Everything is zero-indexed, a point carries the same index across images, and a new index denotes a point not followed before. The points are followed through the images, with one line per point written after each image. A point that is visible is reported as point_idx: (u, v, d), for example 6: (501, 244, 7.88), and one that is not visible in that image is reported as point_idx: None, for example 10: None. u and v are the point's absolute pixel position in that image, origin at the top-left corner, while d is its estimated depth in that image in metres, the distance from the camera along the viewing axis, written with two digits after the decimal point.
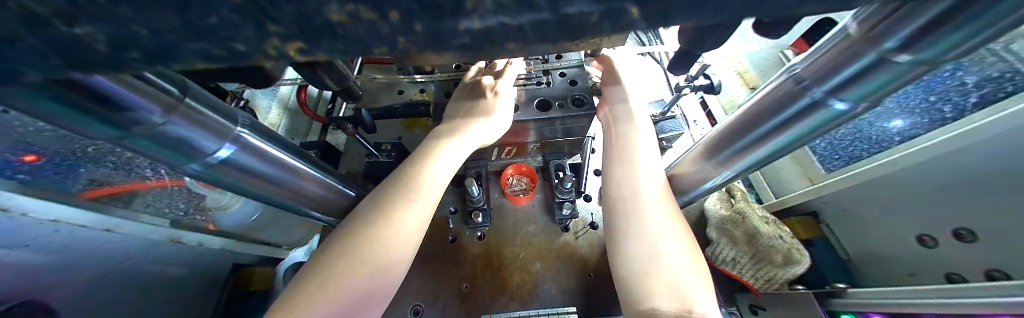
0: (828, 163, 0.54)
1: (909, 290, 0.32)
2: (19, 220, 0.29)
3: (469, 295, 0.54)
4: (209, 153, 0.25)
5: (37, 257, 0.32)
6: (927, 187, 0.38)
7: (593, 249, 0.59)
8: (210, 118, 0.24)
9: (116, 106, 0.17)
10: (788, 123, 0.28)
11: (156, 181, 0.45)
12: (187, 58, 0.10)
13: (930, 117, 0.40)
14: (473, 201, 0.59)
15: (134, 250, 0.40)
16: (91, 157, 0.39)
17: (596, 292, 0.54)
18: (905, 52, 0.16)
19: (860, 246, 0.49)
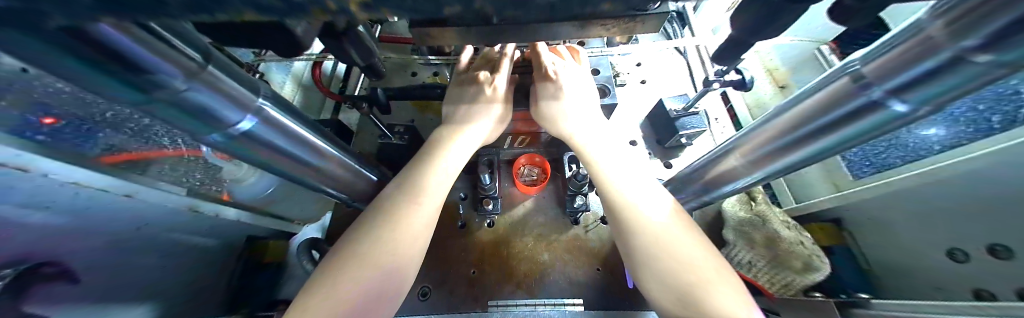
0: (859, 169, 0.53)
1: (947, 306, 0.30)
2: (39, 180, 0.28)
3: (476, 281, 0.55)
4: (231, 124, 0.25)
5: (67, 220, 0.33)
6: (968, 202, 0.36)
7: (602, 243, 0.58)
8: (234, 88, 0.23)
9: (135, 67, 0.16)
10: (836, 124, 0.26)
11: (174, 150, 0.45)
12: (235, 7, 0.09)
13: (976, 127, 0.37)
14: (485, 189, 0.58)
15: (152, 218, 0.40)
16: (111, 123, 0.39)
17: (604, 286, 0.54)
18: (988, 52, 0.14)
19: (882, 257, 0.47)
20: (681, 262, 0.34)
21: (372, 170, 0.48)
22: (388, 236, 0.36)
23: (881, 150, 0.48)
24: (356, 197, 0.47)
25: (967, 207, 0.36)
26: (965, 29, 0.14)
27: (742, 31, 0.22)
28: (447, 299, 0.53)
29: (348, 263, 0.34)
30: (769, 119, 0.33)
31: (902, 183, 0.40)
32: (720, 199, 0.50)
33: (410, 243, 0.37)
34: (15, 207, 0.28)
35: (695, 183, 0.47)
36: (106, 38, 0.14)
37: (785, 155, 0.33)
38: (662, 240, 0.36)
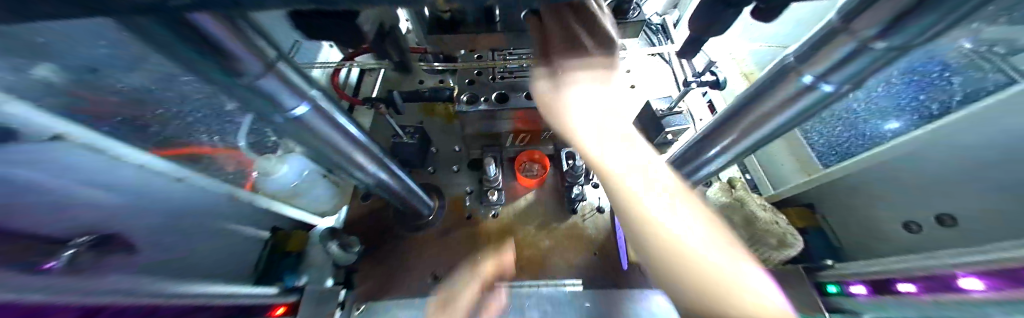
0: (826, 158, 0.55)
1: (900, 261, 0.33)
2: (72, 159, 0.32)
3: (482, 265, 0.59)
4: (288, 109, 0.28)
5: (104, 196, 0.37)
6: (935, 176, 0.40)
7: (598, 231, 0.63)
8: (294, 77, 0.27)
9: (230, 54, 0.20)
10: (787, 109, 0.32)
11: (214, 146, 0.50)
12: (363, 8, 0.15)
13: (920, 114, 0.42)
14: (490, 180, 0.64)
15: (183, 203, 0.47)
16: (164, 118, 0.42)
17: (601, 268, 0.58)
18: (881, 39, 0.20)
19: (855, 236, 0.51)
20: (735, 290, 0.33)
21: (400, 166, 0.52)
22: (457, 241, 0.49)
23: (845, 140, 0.53)
24: (378, 185, 0.51)
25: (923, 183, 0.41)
26: (866, 21, 0.20)
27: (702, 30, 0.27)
28: (457, 284, 0.57)
29: None
30: (728, 111, 0.39)
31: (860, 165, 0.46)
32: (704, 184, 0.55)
33: None
34: (61, 182, 0.33)
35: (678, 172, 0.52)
36: (211, 31, 0.18)
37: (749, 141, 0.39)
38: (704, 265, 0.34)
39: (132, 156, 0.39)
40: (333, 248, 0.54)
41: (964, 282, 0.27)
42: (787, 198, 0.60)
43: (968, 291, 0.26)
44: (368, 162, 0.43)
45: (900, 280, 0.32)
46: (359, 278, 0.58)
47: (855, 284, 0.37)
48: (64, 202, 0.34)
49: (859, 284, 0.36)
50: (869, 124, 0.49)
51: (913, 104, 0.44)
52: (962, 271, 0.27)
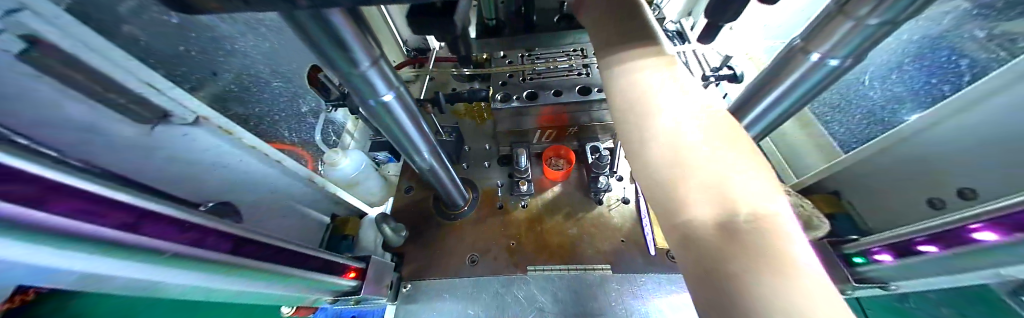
0: (848, 146, 0.59)
1: (921, 224, 0.36)
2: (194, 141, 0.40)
3: (515, 249, 0.64)
4: (380, 95, 0.35)
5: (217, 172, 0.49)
6: (953, 149, 0.44)
7: (624, 219, 0.66)
8: (387, 71, 0.34)
9: (356, 44, 0.27)
10: (800, 87, 0.36)
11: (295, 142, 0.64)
12: None
13: (932, 97, 0.46)
14: (521, 172, 0.70)
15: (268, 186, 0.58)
16: (263, 119, 0.56)
17: (629, 253, 0.61)
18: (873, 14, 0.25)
19: (881, 216, 0.55)
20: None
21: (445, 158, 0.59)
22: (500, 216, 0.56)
23: (865, 127, 0.57)
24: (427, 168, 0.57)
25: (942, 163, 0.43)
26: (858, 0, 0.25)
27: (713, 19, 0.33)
28: (492, 265, 0.63)
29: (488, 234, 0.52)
30: (742, 98, 0.44)
31: None
32: None
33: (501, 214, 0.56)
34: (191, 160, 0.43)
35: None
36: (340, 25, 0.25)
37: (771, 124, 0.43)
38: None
39: (234, 133, 0.50)
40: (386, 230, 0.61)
41: (975, 232, 0.30)
42: (812, 184, 0.64)
43: (981, 240, 0.29)
44: (426, 149, 0.50)
45: (920, 239, 0.35)
46: (405, 260, 0.64)
47: (878, 250, 0.41)
48: (177, 171, 0.44)
49: (884, 251, 0.40)
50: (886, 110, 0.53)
51: (925, 88, 0.47)
52: (975, 223, 0.30)
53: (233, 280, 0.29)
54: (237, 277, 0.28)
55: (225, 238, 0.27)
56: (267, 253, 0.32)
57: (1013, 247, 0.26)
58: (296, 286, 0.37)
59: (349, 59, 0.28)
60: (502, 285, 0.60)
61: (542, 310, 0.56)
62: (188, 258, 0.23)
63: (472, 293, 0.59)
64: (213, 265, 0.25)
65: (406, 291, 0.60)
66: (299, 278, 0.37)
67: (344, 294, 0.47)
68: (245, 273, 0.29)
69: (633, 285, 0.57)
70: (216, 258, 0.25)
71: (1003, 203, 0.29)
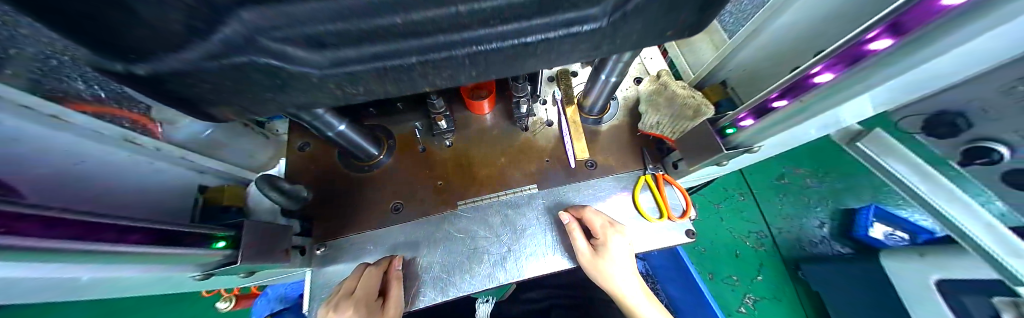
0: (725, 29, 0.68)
1: (784, 79, 0.40)
2: (32, 106, 0.34)
3: (443, 189, 0.63)
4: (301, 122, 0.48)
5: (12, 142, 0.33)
6: (829, 20, 0.47)
7: (548, 141, 0.67)
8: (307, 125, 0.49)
9: None
10: (685, 6, 0.31)
11: (135, 114, 0.45)
12: None
13: None
14: (435, 106, 0.60)
15: (82, 152, 0.41)
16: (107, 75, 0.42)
17: (555, 171, 0.64)
18: None
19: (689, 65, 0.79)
20: (582, 247, 0.53)
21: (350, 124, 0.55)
22: (353, 221, 0.60)
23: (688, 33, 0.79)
24: (327, 126, 0.51)
25: (679, 37, 0.39)
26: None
27: (551, 12, 0.29)
28: (418, 207, 0.61)
29: (364, 224, 0.60)
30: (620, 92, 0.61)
31: (777, 30, 0.53)
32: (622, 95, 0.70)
33: (361, 222, 0.60)
34: None
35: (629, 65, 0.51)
36: None
37: (640, 31, 0.35)
38: (599, 260, 0.53)
39: (17, 101, 0.32)
40: (275, 196, 0.53)
41: (816, 76, 0.34)
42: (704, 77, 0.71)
43: (820, 83, 0.34)
44: (326, 112, 0.47)
45: (816, 70, 0.34)
46: (314, 221, 0.60)
47: (744, 117, 0.46)
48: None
49: (747, 118, 0.45)
50: None
51: None
52: (864, 48, 0.29)
53: (50, 266, 0.24)
54: (60, 260, 0.24)
55: (38, 218, 0.23)
56: (114, 235, 0.28)
57: (857, 79, 0.30)
58: (172, 263, 0.33)
59: (186, 26, 0.22)
60: (434, 226, 0.59)
61: (476, 236, 0.57)
62: (23, 250, 0.21)
63: (404, 240, 0.57)
64: (25, 252, 0.21)
65: (321, 253, 0.57)
66: (169, 256, 0.32)
67: (220, 266, 0.39)
68: (70, 258, 0.24)
69: (560, 198, 0.61)
70: (23, 243, 0.21)
71: (843, 39, 0.31)
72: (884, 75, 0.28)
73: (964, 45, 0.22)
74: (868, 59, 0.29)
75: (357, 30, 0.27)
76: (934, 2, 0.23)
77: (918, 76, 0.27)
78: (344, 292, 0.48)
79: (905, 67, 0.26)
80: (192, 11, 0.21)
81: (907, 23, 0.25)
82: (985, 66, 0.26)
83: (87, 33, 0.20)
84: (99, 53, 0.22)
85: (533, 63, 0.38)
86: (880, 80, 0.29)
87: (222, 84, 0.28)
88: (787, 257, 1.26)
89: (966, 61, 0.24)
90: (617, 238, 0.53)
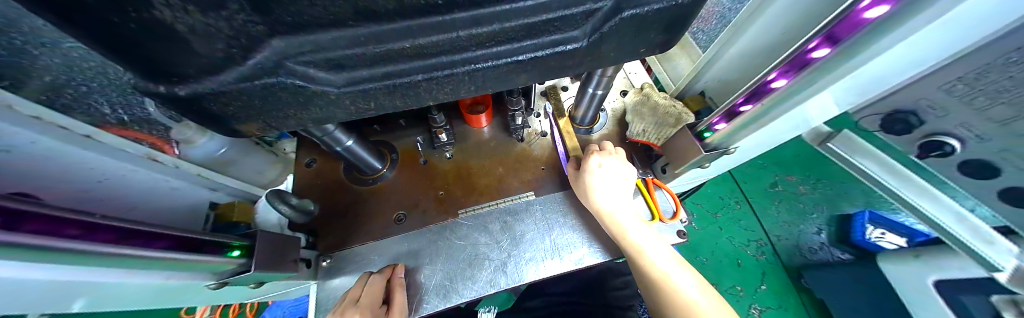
0: (702, 44, 0.74)
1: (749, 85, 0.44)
2: (56, 127, 0.37)
3: (444, 199, 0.66)
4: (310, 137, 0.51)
5: (37, 156, 0.36)
6: (786, 38, 0.53)
7: (544, 150, 0.71)
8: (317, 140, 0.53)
9: None
10: (651, 28, 0.37)
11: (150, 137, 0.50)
12: None
13: None
14: (435, 120, 0.64)
15: (106, 169, 0.44)
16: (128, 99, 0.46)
17: (550, 179, 0.68)
18: None
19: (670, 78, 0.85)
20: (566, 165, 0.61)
21: (356, 138, 0.58)
22: (358, 231, 0.63)
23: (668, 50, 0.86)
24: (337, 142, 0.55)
25: (652, 54, 0.44)
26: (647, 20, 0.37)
27: (537, 35, 0.34)
28: (422, 217, 0.64)
29: (369, 235, 0.62)
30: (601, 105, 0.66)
31: (743, 45, 0.59)
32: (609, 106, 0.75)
33: (367, 233, 0.62)
34: (18, 131, 0.33)
35: (613, 79, 0.57)
36: None
37: (616, 49, 0.40)
38: (584, 179, 0.58)
39: (55, 122, 0.37)
40: (284, 209, 0.55)
41: (773, 82, 0.39)
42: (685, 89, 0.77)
43: (777, 88, 0.38)
44: (336, 129, 0.51)
45: (771, 78, 0.39)
46: (320, 234, 0.63)
47: (717, 121, 0.50)
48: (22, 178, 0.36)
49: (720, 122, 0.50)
50: (726, 8, 0.65)
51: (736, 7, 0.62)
52: (808, 56, 0.34)
53: (73, 264, 0.26)
54: (90, 260, 0.26)
55: (75, 222, 0.26)
56: (124, 240, 0.29)
57: (807, 84, 0.35)
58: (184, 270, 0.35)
59: (226, 53, 0.26)
60: (435, 234, 0.60)
61: (477, 243, 0.59)
62: (53, 249, 0.23)
63: (405, 249, 0.59)
64: (58, 251, 0.23)
65: (327, 264, 0.58)
66: (183, 263, 0.34)
67: (234, 274, 0.42)
68: (99, 257, 0.26)
69: (556, 204, 0.63)
70: (47, 244, 0.22)
71: (789, 50, 0.37)
72: (829, 77, 0.32)
73: (887, 51, 0.27)
74: (814, 65, 0.33)
75: (371, 54, 0.31)
76: (855, 17, 0.28)
77: (855, 79, 0.32)
78: (350, 300, 0.50)
79: (846, 69, 0.30)
80: (232, 40, 0.25)
81: (838, 34, 0.30)
82: (913, 68, 0.31)
83: (136, 58, 0.24)
84: (147, 78, 0.26)
85: (524, 78, 0.42)
86: (825, 82, 0.33)
87: (249, 103, 0.32)
88: (788, 266, 1.26)
89: (890, 64, 0.29)
90: (602, 157, 0.58)
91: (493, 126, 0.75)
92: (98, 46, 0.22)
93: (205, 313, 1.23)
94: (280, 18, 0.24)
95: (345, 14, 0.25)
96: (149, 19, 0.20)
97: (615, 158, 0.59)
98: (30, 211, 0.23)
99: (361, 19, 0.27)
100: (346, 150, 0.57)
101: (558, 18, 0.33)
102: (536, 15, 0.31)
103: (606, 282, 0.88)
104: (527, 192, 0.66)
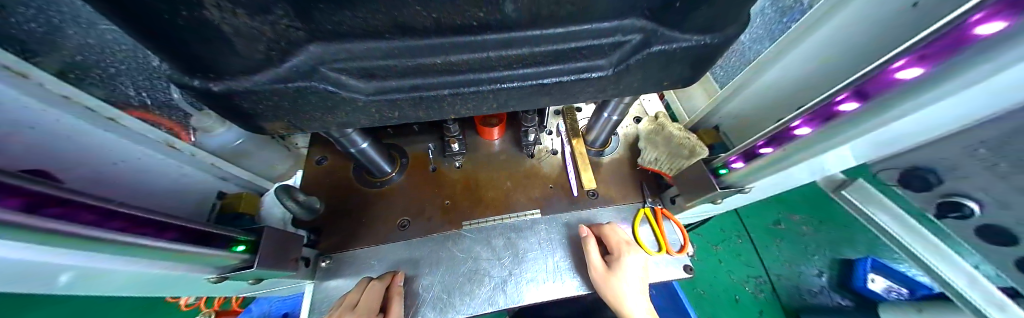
0: (719, 79, 0.76)
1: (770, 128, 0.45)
2: (67, 102, 0.37)
3: (450, 209, 0.65)
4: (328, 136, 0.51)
5: (54, 132, 0.36)
6: (807, 83, 0.53)
7: (554, 168, 0.71)
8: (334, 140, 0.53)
9: None
10: (676, 65, 0.38)
11: (169, 124, 0.50)
12: None
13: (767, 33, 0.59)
14: (450, 130, 0.64)
15: (121, 150, 0.45)
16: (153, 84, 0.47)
17: (558, 198, 0.67)
18: None
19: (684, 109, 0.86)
20: (596, 261, 0.55)
21: (371, 141, 0.59)
22: (359, 235, 0.62)
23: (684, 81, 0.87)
24: (352, 144, 0.55)
25: (674, 88, 0.45)
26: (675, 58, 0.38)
27: (564, 61, 0.35)
28: (426, 226, 0.63)
29: (370, 239, 0.61)
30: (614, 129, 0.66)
31: (762, 85, 0.60)
32: (621, 130, 0.76)
33: (370, 237, 0.62)
34: (31, 101, 0.33)
35: (630, 106, 0.57)
36: None
37: (639, 82, 0.41)
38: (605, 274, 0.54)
39: (78, 101, 0.38)
40: (291, 205, 0.55)
41: (796, 129, 0.39)
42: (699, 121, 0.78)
43: (801, 135, 0.39)
44: (353, 131, 0.52)
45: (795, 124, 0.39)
46: (322, 233, 0.62)
47: (734, 160, 0.51)
48: (40, 152, 0.36)
49: (739, 160, 0.50)
50: (746, 47, 0.66)
51: (755, 46, 0.63)
52: (835, 109, 0.34)
53: (79, 249, 0.25)
54: (99, 247, 0.26)
55: (93, 207, 0.26)
56: (136, 228, 0.29)
57: (832, 134, 0.35)
58: (190, 262, 0.35)
59: (266, 55, 0.26)
60: (437, 244, 0.60)
61: (479, 258, 0.58)
62: (66, 234, 0.23)
63: (407, 257, 0.58)
64: (66, 237, 0.23)
65: (325, 265, 0.57)
66: (189, 254, 0.34)
67: (235, 270, 0.41)
68: (107, 245, 0.26)
69: (562, 225, 0.63)
70: (62, 229, 0.22)
71: (815, 100, 0.37)
72: (856, 131, 0.33)
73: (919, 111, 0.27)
74: (841, 117, 0.33)
75: (402, 66, 0.32)
76: (887, 75, 0.29)
77: (883, 136, 0.32)
78: (347, 305, 0.49)
79: (874, 125, 0.31)
80: (273, 43, 0.25)
81: (868, 90, 0.30)
82: (942, 132, 0.31)
83: (180, 52, 0.24)
84: (186, 71, 0.27)
85: (546, 100, 0.42)
86: (851, 135, 0.33)
87: (278, 103, 0.32)
88: (788, 307, 1.22)
89: (921, 125, 0.29)
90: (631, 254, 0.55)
91: (504, 140, 0.76)
92: (144, 39, 0.22)
93: (191, 298, 1.21)
94: (322, 26, 0.25)
95: (383, 26, 0.26)
96: (197, 19, 0.20)
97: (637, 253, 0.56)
98: (52, 193, 0.23)
99: (398, 32, 0.27)
100: (361, 151, 0.57)
101: (585, 46, 0.33)
102: (564, 42, 0.32)
103: (605, 309, 0.86)
104: (534, 210, 0.65)
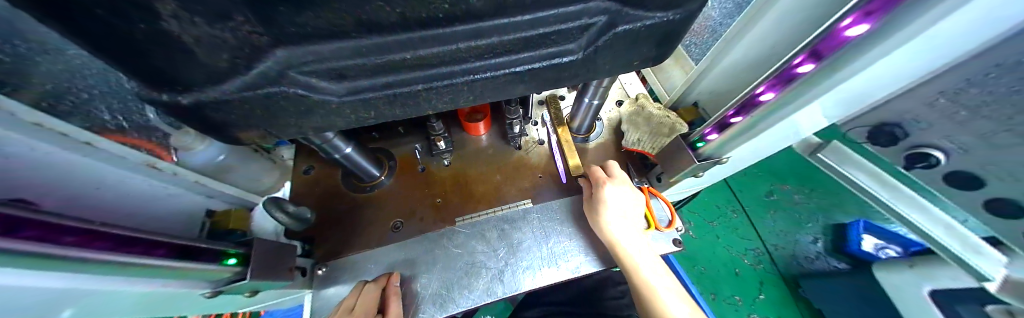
0: (694, 57, 0.77)
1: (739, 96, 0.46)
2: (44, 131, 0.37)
3: (442, 206, 0.66)
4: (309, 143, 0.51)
5: (33, 162, 0.36)
6: (776, 52, 0.55)
7: (541, 158, 0.72)
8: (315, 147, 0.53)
9: None
10: (643, 42, 0.38)
11: (149, 144, 0.50)
12: None
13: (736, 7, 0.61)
14: (434, 129, 0.64)
15: (102, 175, 0.44)
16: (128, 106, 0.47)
17: (547, 187, 0.69)
18: None
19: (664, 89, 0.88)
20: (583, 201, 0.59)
21: (355, 146, 0.59)
22: (354, 240, 0.63)
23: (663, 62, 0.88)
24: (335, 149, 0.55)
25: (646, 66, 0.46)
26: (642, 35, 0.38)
27: (534, 47, 0.35)
28: (419, 225, 0.64)
29: (364, 243, 0.62)
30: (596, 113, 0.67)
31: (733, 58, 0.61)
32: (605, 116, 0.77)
33: (365, 241, 0.63)
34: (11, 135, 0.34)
35: (608, 90, 0.58)
36: None
37: (611, 62, 0.42)
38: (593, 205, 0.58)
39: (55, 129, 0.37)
40: (280, 216, 0.55)
41: (762, 95, 0.40)
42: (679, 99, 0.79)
43: (766, 100, 0.40)
44: (335, 136, 0.52)
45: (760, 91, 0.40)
46: (317, 242, 0.62)
47: (710, 132, 0.52)
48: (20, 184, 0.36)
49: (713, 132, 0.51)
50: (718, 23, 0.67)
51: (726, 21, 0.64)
52: (794, 72, 0.35)
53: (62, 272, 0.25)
54: (83, 268, 0.26)
55: (70, 229, 0.26)
56: (121, 247, 0.29)
57: (794, 96, 0.36)
58: (181, 277, 0.35)
59: (231, 64, 0.26)
60: (432, 242, 0.59)
61: (474, 252, 0.59)
62: (48, 256, 0.23)
63: (402, 257, 0.58)
64: (44, 259, 0.23)
65: (323, 273, 0.57)
66: (179, 270, 0.34)
67: (229, 282, 0.41)
68: (90, 265, 0.26)
69: (554, 212, 0.63)
70: (42, 251, 0.22)
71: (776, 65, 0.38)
72: (815, 91, 0.34)
73: (868, 66, 0.28)
74: (799, 78, 0.35)
75: (372, 64, 0.32)
76: (837, 34, 0.30)
77: (841, 94, 0.33)
78: (345, 309, 0.51)
79: (829, 83, 0.32)
80: (236, 51, 0.25)
81: (821, 50, 0.31)
82: (894, 85, 0.32)
83: (139, 67, 0.24)
84: (151, 86, 0.27)
85: (522, 88, 0.43)
86: (812, 96, 0.35)
87: (251, 111, 0.33)
88: (786, 276, 1.26)
89: (872, 79, 0.30)
90: (615, 186, 0.57)
91: (490, 134, 0.76)
92: (102, 56, 0.22)
93: None
94: (284, 30, 0.25)
95: (347, 25, 0.26)
96: (155, 30, 0.20)
97: (624, 187, 0.58)
98: (25, 217, 0.23)
99: (363, 30, 0.28)
100: (346, 156, 0.58)
101: (553, 31, 0.34)
102: (532, 29, 0.32)
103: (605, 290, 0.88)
104: (524, 200, 0.67)
